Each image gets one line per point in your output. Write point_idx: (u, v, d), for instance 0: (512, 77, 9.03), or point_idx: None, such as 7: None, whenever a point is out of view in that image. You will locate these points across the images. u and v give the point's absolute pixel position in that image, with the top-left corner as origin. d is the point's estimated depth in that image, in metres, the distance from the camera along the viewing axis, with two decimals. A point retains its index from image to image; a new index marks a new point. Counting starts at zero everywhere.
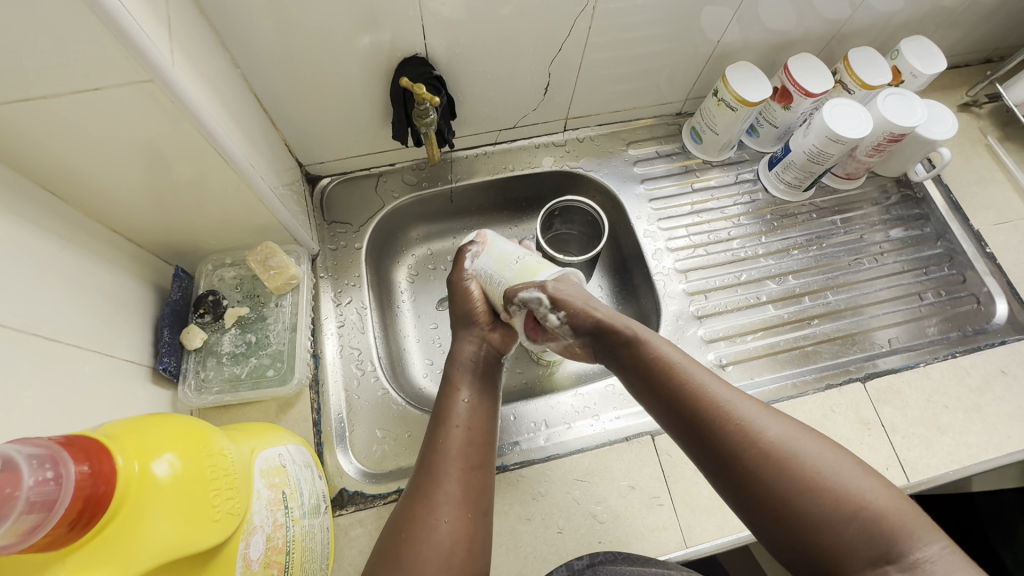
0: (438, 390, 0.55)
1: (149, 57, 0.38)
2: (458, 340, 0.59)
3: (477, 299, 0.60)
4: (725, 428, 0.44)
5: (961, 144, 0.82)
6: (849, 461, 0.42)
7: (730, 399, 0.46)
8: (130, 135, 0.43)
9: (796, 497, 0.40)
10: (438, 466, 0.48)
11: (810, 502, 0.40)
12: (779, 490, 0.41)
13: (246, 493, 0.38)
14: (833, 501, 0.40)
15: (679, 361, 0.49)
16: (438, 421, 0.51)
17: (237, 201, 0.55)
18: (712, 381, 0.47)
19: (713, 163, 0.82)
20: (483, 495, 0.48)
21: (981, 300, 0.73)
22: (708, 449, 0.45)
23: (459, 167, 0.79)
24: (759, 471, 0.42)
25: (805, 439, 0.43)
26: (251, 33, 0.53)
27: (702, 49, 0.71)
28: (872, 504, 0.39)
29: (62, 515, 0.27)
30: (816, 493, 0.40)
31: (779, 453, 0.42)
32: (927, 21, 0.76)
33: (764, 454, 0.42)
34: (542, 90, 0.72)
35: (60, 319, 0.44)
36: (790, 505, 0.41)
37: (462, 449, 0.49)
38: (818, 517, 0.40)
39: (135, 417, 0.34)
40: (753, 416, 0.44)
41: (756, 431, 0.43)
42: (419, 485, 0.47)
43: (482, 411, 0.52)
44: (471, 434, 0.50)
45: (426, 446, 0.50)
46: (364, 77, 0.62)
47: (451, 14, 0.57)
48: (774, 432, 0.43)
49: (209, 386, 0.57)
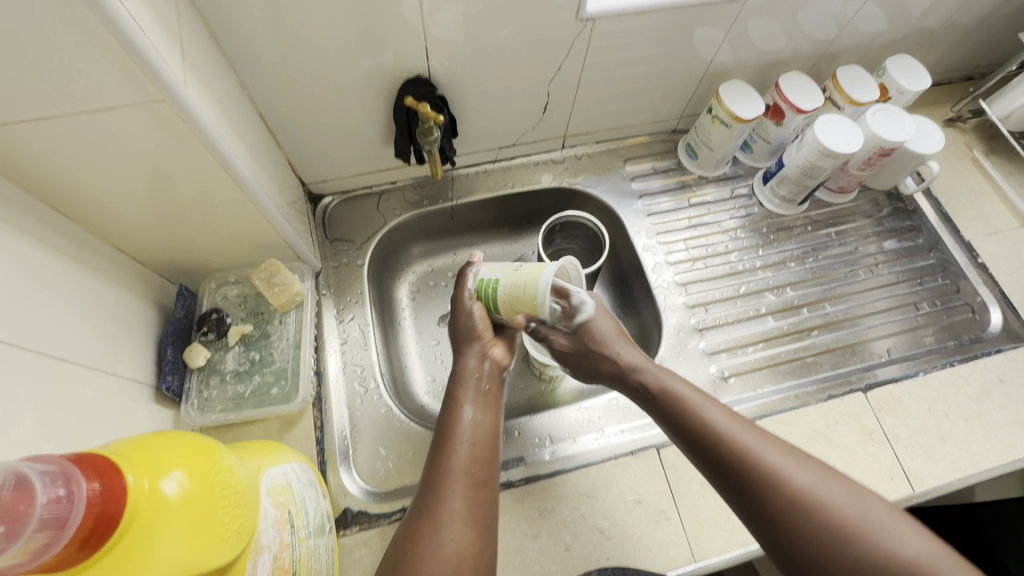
0: (442, 406, 0.55)
1: (164, 79, 0.39)
2: (461, 353, 0.59)
3: (478, 318, 0.60)
4: (752, 472, 0.45)
5: (948, 158, 0.84)
6: (881, 509, 0.42)
7: (757, 444, 0.46)
8: (139, 155, 0.44)
9: (836, 544, 0.41)
10: (444, 484, 0.47)
11: (843, 545, 0.41)
12: (814, 532, 0.42)
13: (254, 511, 0.38)
14: (867, 549, 0.40)
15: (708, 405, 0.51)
16: (442, 438, 0.51)
17: (242, 218, 0.55)
18: (743, 427, 0.48)
19: (709, 178, 0.83)
20: (488, 511, 0.47)
21: (975, 310, 0.74)
22: (736, 492, 0.46)
23: (459, 184, 0.80)
24: (788, 515, 0.43)
25: (832, 483, 0.44)
26: (258, 55, 0.55)
27: (696, 68, 0.73)
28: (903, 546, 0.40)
29: (73, 534, 0.27)
30: (845, 535, 0.41)
31: (810, 503, 0.43)
32: (910, 41, 0.79)
33: (793, 498, 0.43)
34: (541, 109, 0.74)
35: (64, 337, 0.43)
36: (818, 545, 0.41)
37: (467, 467, 0.49)
38: (857, 562, 0.40)
39: (144, 435, 0.34)
40: (778, 459, 0.45)
41: (785, 476, 0.44)
42: (424, 503, 0.47)
43: (484, 429, 0.52)
44: (474, 451, 0.50)
45: (430, 464, 0.50)
46: (367, 98, 0.64)
47: (452, 36, 0.59)
48: (806, 479, 0.44)
49: (212, 405, 0.57)
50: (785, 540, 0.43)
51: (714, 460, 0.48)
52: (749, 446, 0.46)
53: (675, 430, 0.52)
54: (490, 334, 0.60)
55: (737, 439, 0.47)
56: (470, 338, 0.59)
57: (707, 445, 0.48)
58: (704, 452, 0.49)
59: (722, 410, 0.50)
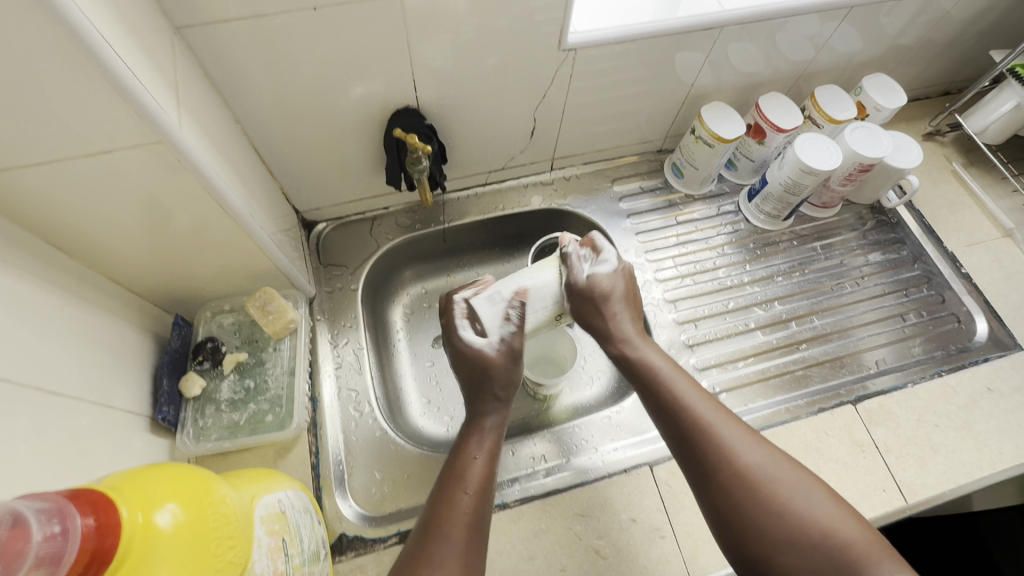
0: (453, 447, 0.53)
1: (158, 120, 0.41)
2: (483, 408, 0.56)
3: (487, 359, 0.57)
4: (708, 445, 0.47)
5: (928, 171, 0.86)
6: (822, 493, 0.43)
7: (719, 422, 0.48)
8: (134, 192, 0.45)
9: (773, 519, 0.42)
10: (444, 530, 0.44)
11: (780, 519, 0.42)
12: (753, 508, 0.43)
13: (247, 541, 0.38)
14: (804, 527, 0.41)
15: (678, 379, 0.53)
16: (450, 483, 0.48)
17: (237, 248, 0.57)
18: (706, 402, 0.50)
19: (695, 196, 0.85)
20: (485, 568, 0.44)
21: (961, 319, 0.75)
22: (689, 462, 0.48)
23: (451, 208, 0.81)
24: (732, 490, 0.45)
25: (778, 464, 0.45)
26: (250, 91, 0.56)
27: (678, 91, 0.75)
28: (835, 528, 0.41)
29: (68, 570, 0.27)
30: (782, 512, 0.42)
31: (754, 479, 0.44)
32: (886, 59, 0.81)
33: (739, 474, 0.45)
34: (529, 133, 0.76)
35: (60, 371, 0.44)
36: (756, 519, 0.43)
37: (475, 518, 0.46)
38: (789, 536, 0.42)
39: (137, 469, 0.35)
40: (729, 434, 0.47)
41: (735, 454, 0.46)
42: (423, 552, 0.43)
43: (492, 484, 0.49)
44: (484, 505, 0.47)
45: (431, 510, 0.46)
46: (358, 127, 0.65)
47: (439, 66, 0.61)
48: (755, 459, 0.45)
49: (207, 433, 0.57)
50: (726, 514, 0.45)
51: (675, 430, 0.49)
52: (709, 422, 0.48)
53: (647, 404, 0.53)
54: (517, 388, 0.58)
55: (699, 413, 0.49)
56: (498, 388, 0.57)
57: (670, 418, 0.50)
58: (667, 421, 0.50)
59: (691, 387, 0.52)
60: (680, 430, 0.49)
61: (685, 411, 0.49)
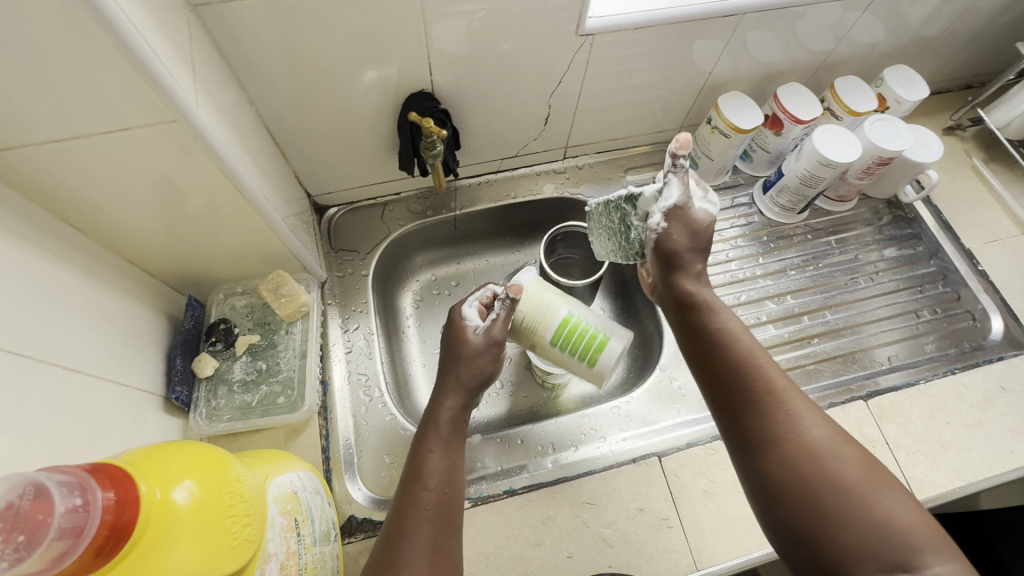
0: (414, 441, 0.51)
1: (176, 100, 0.40)
2: (439, 395, 0.54)
3: (474, 354, 0.55)
4: (767, 411, 0.45)
5: (947, 166, 0.85)
6: (885, 480, 0.41)
7: (785, 390, 0.45)
8: (150, 171, 0.45)
9: (830, 494, 0.40)
10: (409, 529, 0.44)
11: (837, 496, 0.40)
12: (811, 481, 0.41)
13: (261, 520, 0.39)
14: (859, 509, 0.39)
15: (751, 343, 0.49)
16: (412, 480, 0.47)
17: (250, 231, 0.57)
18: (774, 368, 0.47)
19: (709, 187, 0.84)
20: (457, 557, 0.44)
21: (976, 317, 0.74)
22: (744, 426, 0.46)
23: (463, 195, 0.81)
24: (789, 460, 0.42)
25: (842, 446, 0.42)
26: (265, 72, 0.56)
27: (696, 79, 0.74)
28: (892, 514, 0.39)
29: (89, 542, 0.28)
30: (840, 489, 0.40)
31: (814, 454, 0.42)
32: (908, 51, 0.80)
33: (800, 447, 0.42)
34: (543, 121, 0.75)
35: (76, 349, 0.44)
36: (813, 493, 0.41)
37: (440, 512, 0.45)
38: (844, 513, 0.39)
39: (154, 445, 0.35)
40: (796, 405, 0.44)
41: (795, 427, 0.43)
42: (389, 550, 0.43)
43: (455, 474, 0.48)
44: (447, 497, 0.47)
45: (397, 506, 0.46)
46: (371, 111, 0.65)
47: (454, 51, 0.60)
48: (816, 434, 0.43)
49: (219, 414, 0.58)
50: (775, 480, 0.43)
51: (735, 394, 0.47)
52: (778, 388, 0.46)
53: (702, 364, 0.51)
54: (479, 375, 0.55)
55: (768, 378, 0.46)
56: (459, 369, 0.55)
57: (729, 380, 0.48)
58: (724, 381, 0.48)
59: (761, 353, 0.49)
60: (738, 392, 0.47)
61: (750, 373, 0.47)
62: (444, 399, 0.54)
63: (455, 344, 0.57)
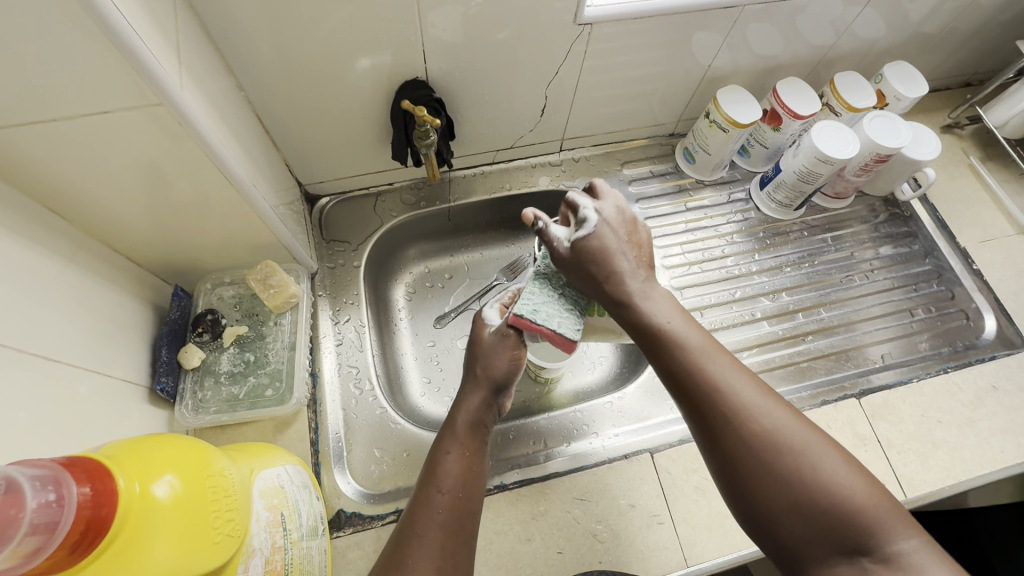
0: (436, 439, 0.50)
1: (160, 83, 0.39)
2: (461, 394, 0.53)
3: (494, 353, 0.54)
4: (724, 406, 0.42)
5: (944, 164, 0.84)
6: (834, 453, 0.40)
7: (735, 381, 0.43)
8: (133, 156, 0.44)
9: (788, 485, 0.39)
10: (421, 531, 0.43)
11: (796, 484, 0.39)
12: (769, 474, 0.40)
13: (246, 515, 0.38)
14: (823, 495, 0.39)
15: (686, 330, 0.47)
16: (427, 481, 0.46)
17: (238, 219, 0.55)
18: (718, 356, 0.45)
19: (706, 182, 0.84)
20: (468, 566, 0.43)
21: (970, 316, 0.74)
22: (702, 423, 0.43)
23: (457, 186, 0.80)
24: (752, 455, 0.40)
25: (799, 428, 0.41)
26: (254, 56, 0.54)
27: (694, 72, 0.73)
28: (847, 490, 0.39)
29: (64, 539, 0.27)
30: (798, 476, 0.39)
31: (776, 446, 0.40)
32: (908, 47, 0.79)
33: (760, 439, 0.41)
34: (539, 112, 0.74)
35: (57, 338, 0.43)
36: (770, 484, 0.40)
37: (453, 517, 0.44)
38: (804, 500, 0.39)
39: (135, 438, 0.34)
40: (742, 390, 0.43)
41: (751, 417, 0.41)
42: (400, 552, 0.42)
43: (473, 479, 0.47)
44: (463, 502, 0.45)
45: (410, 508, 0.45)
46: (364, 99, 0.64)
47: (449, 39, 0.59)
48: (772, 421, 0.41)
49: (206, 406, 0.57)
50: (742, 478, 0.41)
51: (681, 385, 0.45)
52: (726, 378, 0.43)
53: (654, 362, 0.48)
54: (500, 377, 0.53)
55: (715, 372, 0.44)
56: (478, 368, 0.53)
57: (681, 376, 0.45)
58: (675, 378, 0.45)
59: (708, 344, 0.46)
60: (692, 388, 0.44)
61: (693, 364, 0.45)
62: (465, 401, 0.52)
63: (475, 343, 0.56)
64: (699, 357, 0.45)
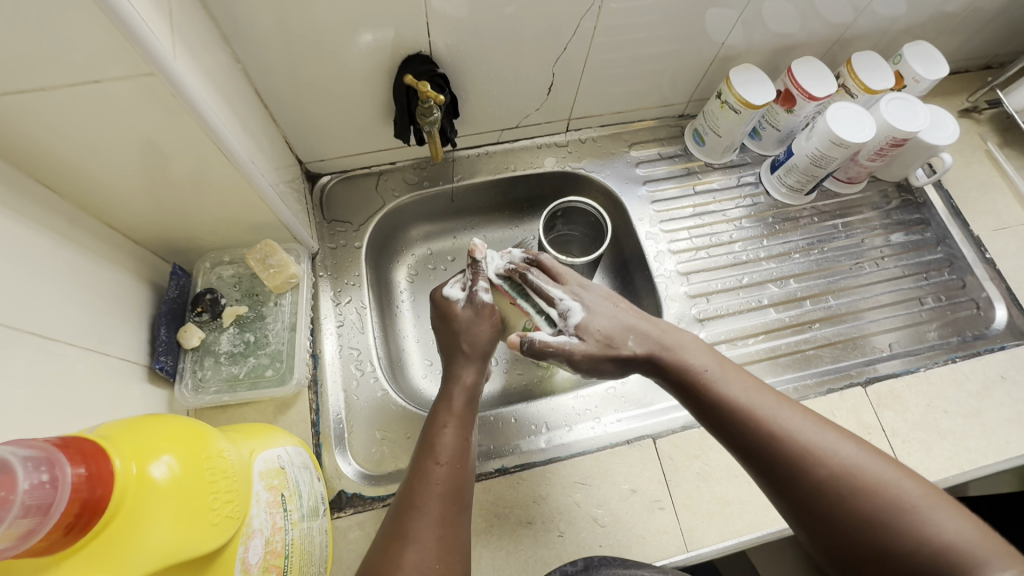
0: (426, 422, 0.51)
1: (153, 51, 0.37)
2: (457, 368, 0.55)
3: (482, 333, 0.57)
4: (789, 441, 0.43)
5: (961, 150, 0.82)
6: (903, 474, 0.41)
7: (791, 416, 0.45)
8: (127, 129, 0.43)
9: (847, 499, 0.41)
10: (420, 505, 0.44)
11: (854, 493, 0.41)
12: (824, 490, 0.41)
13: (245, 496, 0.38)
14: (901, 525, 0.39)
15: (698, 351, 0.52)
16: (423, 455, 0.47)
17: (237, 198, 0.54)
18: (765, 395, 0.47)
19: (715, 165, 0.82)
20: (464, 535, 0.45)
21: (980, 306, 0.73)
22: (763, 468, 0.44)
23: (461, 166, 0.78)
24: (820, 486, 0.41)
25: (867, 458, 0.42)
26: (251, 29, 0.53)
27: (707, 51, 0.70)
28: (907, 495, 0.40)
29: (57, 520, 0.26)
30: (862, 497, 0.40)
31: (844, 476, 0.41)
32: (929, 27, 0.76)
33: (827, 470, 0.42)
34: (546, 91, 0.72)
35: (52, 315, 0.42)
36: (834, 502, 0.41)
37: (451, 488, 0.46)
38: (867, 511, 0.40)
39: (133, 418, 0.34)
40: (778, 409, 0.45)
41: (820, 454, 0.42)
42: (401, 526, 0.43)
43: (467, 449, 0.49)
44: (459, 473, 0.47)
45: (407, 482, 0.46)
46: (366, 75, 0.62)
47: (454, 13, 0.57)
48: (837, 451, 0.42)
49: (206, 385, 0.56)
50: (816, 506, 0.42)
51: (717, 415, 0.48)
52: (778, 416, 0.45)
53: (704, 418, 0.49)
54: (484, 347, 0.57)
55: (770, 410, 0.45)
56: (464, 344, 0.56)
57: (735, 420, 0.46)
58: (727, 430, 0.47)
59: (757, 390, 0.48)
60: (750, 435, 0.45)
61: (724, 393, 0.48)
62: (460, 376, 0.54)
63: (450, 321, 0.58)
64: (733, 387, 0.48)
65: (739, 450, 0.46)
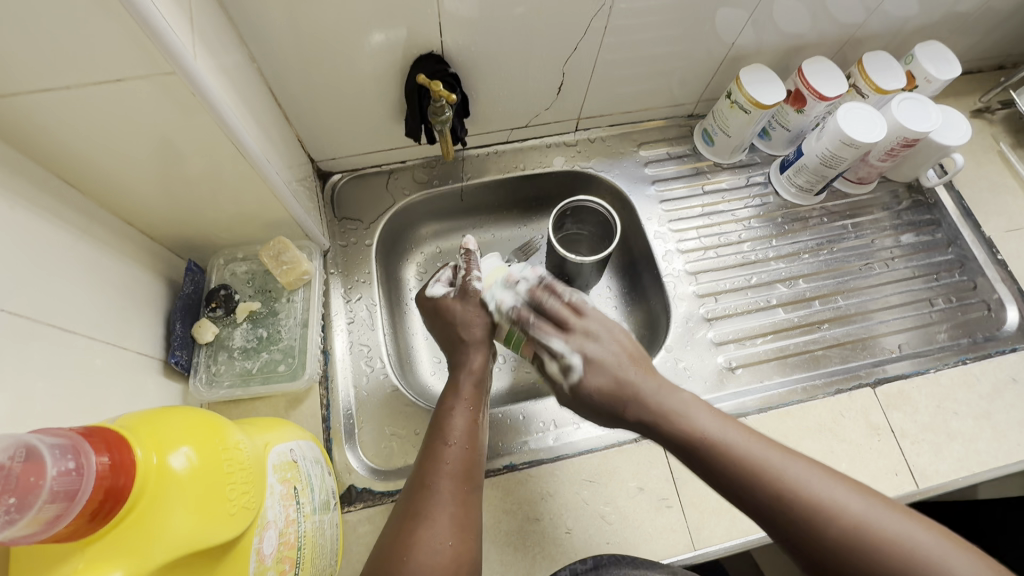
0: (436, 406, 0.53)
1: (174, 50, 0.38)
2: (465, 353, 0.56)
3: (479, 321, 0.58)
4: (801, 502, 0.42)
5: (973, 150, 0.82)
6: (921, 526, 0.40)
7: (799, 474, 0.43)
8: (147, 128, 0.44)
9: (867, 557, 0.39)
10: (433, 483, 0.46)
11: (877, 559, 0.39)
12: (845, 551, 0.40)
13: (260, 487, 0.38)
14: None
15: (692, 405, 0.49)
16: (435, 435, 0.49)
17: (251, 195, 0.55)
18: (771, 451, 0.45)
19: (724, 165, 0.82)
20: (476, 511, 0.46)
21: (992, 307, 0.73)
22: (777, 530, 0.43)
23: (470, 165, 0.79)
24: (840, 545, 0.40)
25: (881, 512, 0.41)
26: (266, 30, 0.53)
27: (717, 51, 0.71)
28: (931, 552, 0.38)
29: (82, 506, 0.27)
30: (883, 555, 0.39)
31: (864, 535, 0.40)
32: (941, 27, 0.76)
33: (846, 529, 0.40)
34: (555, 90, 0.72)
35: (72, 309, 0.43)
36: (853, 565, 0.39)
37: (461, 467, 0.47)
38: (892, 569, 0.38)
39: (153, 409, 0.34)
40: (786, 469, 0.43)
41: (836, 511, 0.41)
42: (414, 504, 0.45)
43: (476, 430, 0.51)
44: (468, 453, 0.48)
45: (419, 463, 0.48)
46: (378, 75, 0.62)
47: (466, 14, 0.57)
48: (852, 508, 0.41)
49: (220, 379, 0.57)
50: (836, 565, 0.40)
51: (725, 479, 0.45)
52: (787, 476, 0.43)
53: (709, 478, 0.47)
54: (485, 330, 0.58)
55: (777, 469, 0.43)
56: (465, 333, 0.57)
57: (744, 480, 0.44)
58: (735, 493, 0.45)
59: (759, 446, 0.45)
60: (760, 498, 0.43)
61: (727, 454, 0.45)
62: (468, 360, 0.56)
63: (446, 313, 0.59)
64: (738, 447, 0.45)
65: (747, 510, 0.44)
